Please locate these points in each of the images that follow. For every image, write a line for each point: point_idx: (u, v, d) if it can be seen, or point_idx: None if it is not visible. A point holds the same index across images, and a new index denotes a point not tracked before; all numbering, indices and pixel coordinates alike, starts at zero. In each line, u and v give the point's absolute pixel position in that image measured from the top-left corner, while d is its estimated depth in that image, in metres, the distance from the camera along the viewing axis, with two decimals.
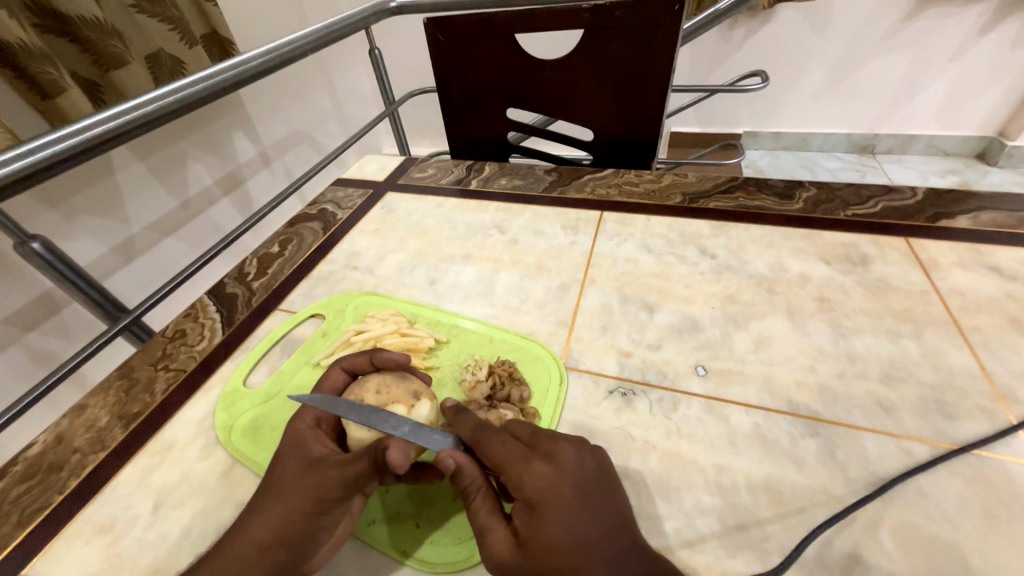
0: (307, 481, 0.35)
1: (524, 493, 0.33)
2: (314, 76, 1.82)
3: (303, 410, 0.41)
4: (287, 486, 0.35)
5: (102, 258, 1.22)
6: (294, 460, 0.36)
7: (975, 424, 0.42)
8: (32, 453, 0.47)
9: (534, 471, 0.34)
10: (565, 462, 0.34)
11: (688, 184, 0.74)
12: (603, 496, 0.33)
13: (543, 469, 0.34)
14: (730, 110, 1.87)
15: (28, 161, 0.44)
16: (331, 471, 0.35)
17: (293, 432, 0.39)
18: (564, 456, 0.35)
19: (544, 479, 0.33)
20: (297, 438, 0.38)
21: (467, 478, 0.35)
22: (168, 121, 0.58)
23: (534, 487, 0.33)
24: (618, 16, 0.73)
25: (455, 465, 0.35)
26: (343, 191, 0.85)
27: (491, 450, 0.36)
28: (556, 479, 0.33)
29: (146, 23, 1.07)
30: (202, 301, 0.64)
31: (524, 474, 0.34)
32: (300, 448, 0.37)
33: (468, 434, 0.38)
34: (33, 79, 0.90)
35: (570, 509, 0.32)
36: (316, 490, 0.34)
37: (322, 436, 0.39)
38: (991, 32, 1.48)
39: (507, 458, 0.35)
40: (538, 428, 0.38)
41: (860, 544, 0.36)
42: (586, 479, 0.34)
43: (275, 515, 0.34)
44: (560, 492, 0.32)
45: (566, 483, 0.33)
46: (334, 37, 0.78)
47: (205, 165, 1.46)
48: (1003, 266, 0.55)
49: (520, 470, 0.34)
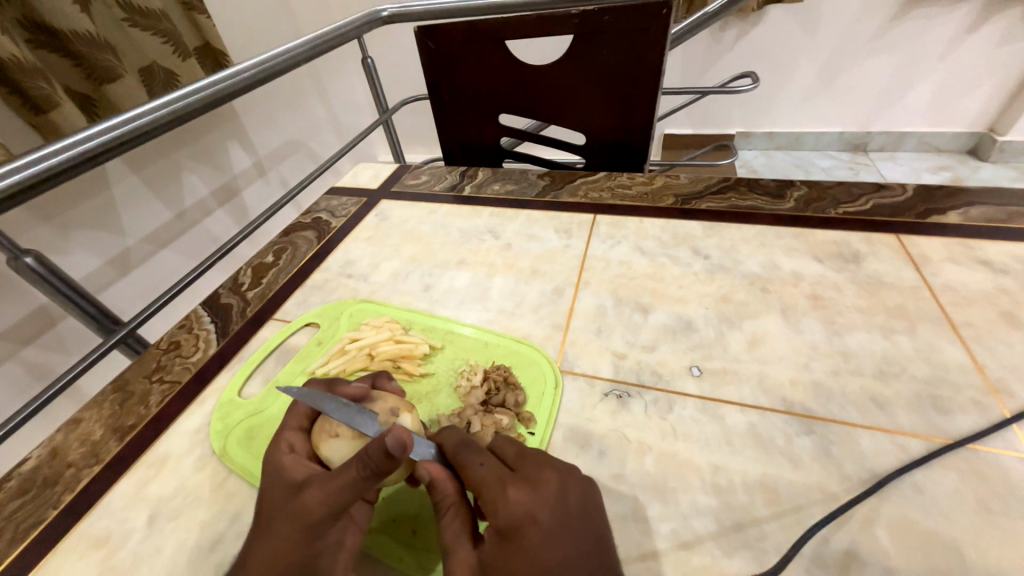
0: (292, 507, 0.34)
1: (497, 518, 0.33)
2: (308, 86, 1.83)
3: (277, 439, 0.40)
4: (276, 516, 0.34)
5: (98, 271, 1.22)
6: (278, 488, 0.36)
7: (970, 418, 0.42)
8: (26, 468, 0.47)
9: (510, 498, 0.33)
10: (546, 492, 0.33)
11: (680, 185, 0.75)
12: (580, 529, 0.32)
13: (520, 496, 0.33)
14: (723, 111, 1.88)
15: (22, 176, 0.44)
16: (314, 490, 0.34)
17: (272, 461, 0.38)
18: (546, 485, 0.34)
19: (521, 507, 0.32)
20: (275, 466, 0.38)
21: (442, 491, 0.36)
22: (164, 133, 0.58)
23: (509, 514, 0.32)
24: (608, 21, 0.73)
25: (430, 477, 0.36)
26: (338, 199, 0.85)
27: (471, 470, 0.36)
28: (532, 508, 0.32)
29: (139, 36, 1.08)
30: (196, 312, 0.64)
31: (499, 499, 0.33)
32: (281, 474, 0.37)
33: (450, 450, 0.39)
34: (26, 94, 0.90)
35: (541, 540, 0.31)
36: (303, 512, 0.33)
37: (303, 460, 0.38)
38: (979, 30, 1.49)
39: (487, 480, 0.35)
40: (526, 451, 0.37)
41: (858, 541, 0.36)
42: (563, 511, 0.33)
43: (272, 546, 0.33)
44: (534, 523, 0.32)
45: (542, 515, 0.32)
46: (326, 47, 0.79)
47: (200, 176, 1.46)
48: (994, 260, 0.56)
49: (496, 494, 0.34)
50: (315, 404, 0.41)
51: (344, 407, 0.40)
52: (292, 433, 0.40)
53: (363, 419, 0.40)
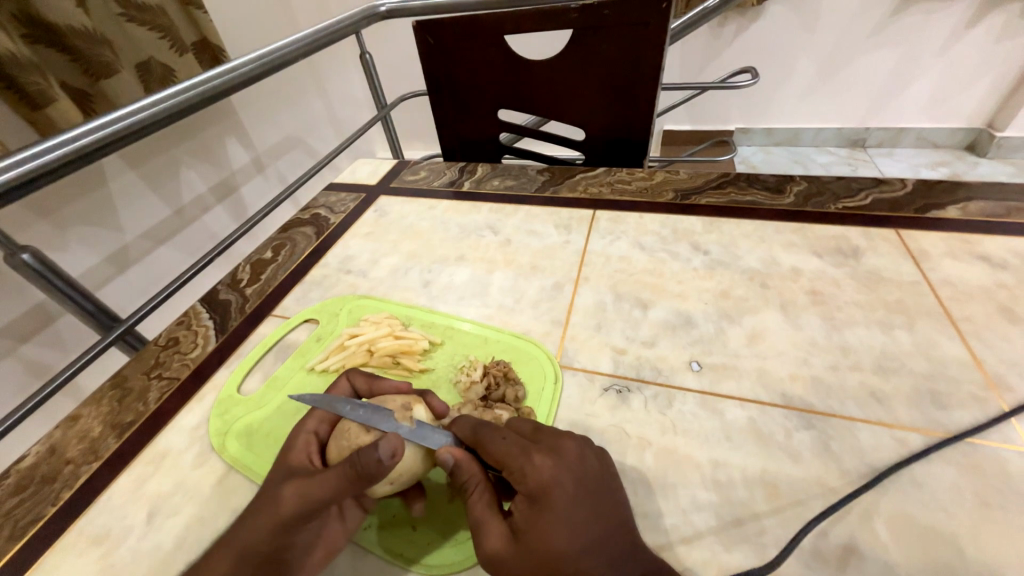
0: (273, 495, 0.34)
1: (526, 485, 0.33)
2: (306, 82, 1.82)
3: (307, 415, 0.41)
4: (257, 502, 0.35)
5: (96, 268, 1.22)
6: (274, 473, 0.37)
7: (968, 412, 0.42)
8: (25, 465, 0.47)
9: (535, 465, 0.33)
10: (567, 458, 0.34)
11: (679, 180, 0.75)
12: (601, 490, 0.34)
13: (546, 463, 0.34)
14: (723, 107, 1.87)
15: (18, 171, 0.44)
16: (294, 486, 0.34)
17: (291, 438, 0.39)
18: (566, 452, 0.35)
19: (546, 473, 0.33)
20: (288, 445, 0.39)
21: (467, 471, 0.36)
22: (163, 127, 0.58)
23: (536, 481, 0.33)
24: (607, 15, 0.73)
25: (453, 460, 0.36)
26: (336, 195, 0.85)
27: (491, 446, 0.36)
28: (558, 472, 0.33)
29: (135, 31, 1.07)
30: (195, 309, 0.64)
31: (525, 466, 0.34)
32: (284, 460, 0.38)
33: (468, 435, 0.38)
34: (22, 90, 0.89)
35: (570, 502, 0.32)
36: (278, 503, 0.34)
37: (312, 446, 0.39)
38: (978, 25, 1.49)
39: (510, 450, 0.35)
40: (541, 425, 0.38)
41: (857, 535, 0.36)
42: (586, 474, 0.34)
43: (241, 530, 0.34)
44: (562, 487, 0.33)
45: (568, 478, 0.33)
46: (323, 42, 0.78)
47: (198, 173, 1.46)
48: (993, 255, 0.56)
49: (522, 463, 0.34)
50: (329, 408, 0.40)
51: (361, 406, 0.40)
52: (319, 412, 0.41)
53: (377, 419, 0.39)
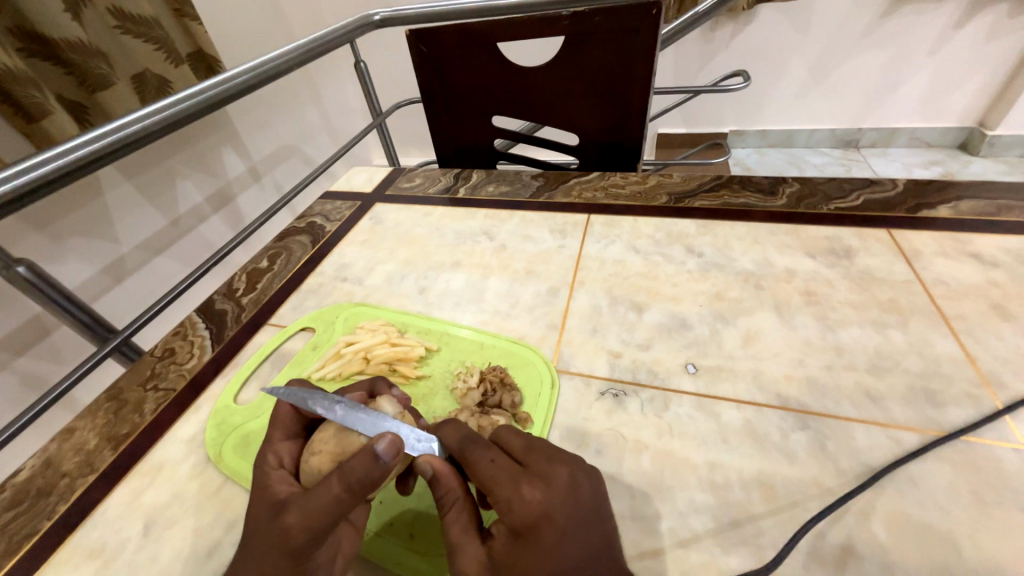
0: (272, 529, 0.32)
1: (510, 518, 0.32)
2: (302, 91, 1.83)
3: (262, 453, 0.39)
4: (258, 540, 0.33)
5: (93, 279, 1.21)
6: (259, 509, 0.35)
7: (962, 410, 0.42)
8: (20, 478, 0.47)
9: (523, 496, 0.32)
10: (557, 490, 0.33)
11: (673, 184, 0.75)
12: (588, 524, 0.32)
13: (533, 495, 0.32)
14: (716, 110, 1.89)
15: (12, 184, 0.44)
16: (292, 512, 0.32)
17: (259, 477, 0.37)
18: (557, 482, 0.33)
19: (533, 506, 0.32)
20: (261, 481, 0.37)
21: (445, 486, 0.35)
22: (158, 139, 0.58)
23: (522, 515, 0.32)
24: (598, 22, 0.74)
25: (433, 471, 0.35)
26: (332, 203, 0.85)
27: (479, 468, 0.34)
28: (545, 506, 0.32)
29: (130, 43, 1.08)
30: (191, 319, 0.64)
31: (513, 497, 0.32)
32: (263, 492, 0.36)
33: (455, 446, 0.36)
34: (18, 103, 0.90)
35: (554, 540, 0.31)
36: (282, 534, 0.32)
37: (286, 476, 0.37)
38: (967, 25, 1.51)
39: (497, 478, 0.34)
40: (533, 442, 0.37)
41: (854, 535, 0.36)
42: (577, 505, 0.33)
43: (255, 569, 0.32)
44: (551, 521, 0.31)
45: (556, 513, 0.32)
46: (317, 52, 0.78)
47: (194, 182, 1.46)
48: (984, 253, 0.56)
49: (509, 493, 0.33)
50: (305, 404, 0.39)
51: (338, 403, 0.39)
52: (278, 447, 0.39)
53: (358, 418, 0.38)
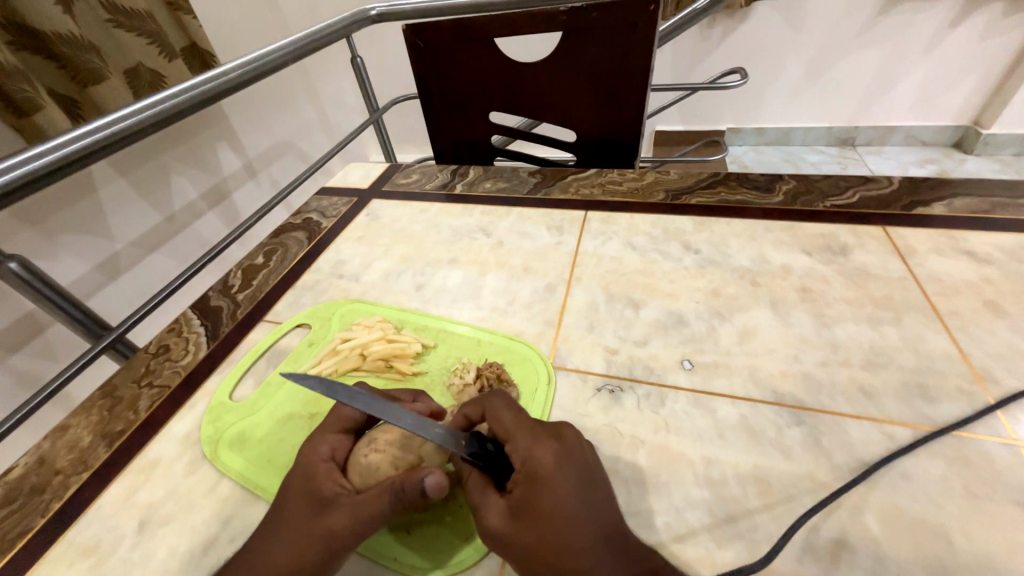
0: (318, 522, 0.35)
1: (527, 466, 0.34)
2: (298, 87, 1.82)
3: (314, 442, 0.40)
4: (299, 530, 0.35)
5: (86, 276, 1.20)
6: (304, 500, 0.36)
7: (955, 405, 0.42)
8: (13, 476, 0.46)
9: (540, 448, 0.34)
10: (569, 445, 0.35)
11: (670, 181, 0.75)
12: (597, 478, 0.35)
13: (549, 448, 0.34)
14: (713, 107, 1.89)
15: (2, 180, 0.43)
16: (342, 514, 0.35)
17: (306, 466, 0.38)
18: (569, 441, 0.35)
19: (550, 457, 0.34)
20: (307, 471, 0.38)
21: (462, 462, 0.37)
22: (151, 134, 0.57)
23: (539, 460, 0.33)
24: (595, 17, 0.74)
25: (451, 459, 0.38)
26: (328, 200, 0.85)
27: (500, 421, 0.37)
28: (560, 456, 0.34)
29: (122, 37, 1.06)
30: (186, 315, 0.63)
31: (529, 450, 0.34)
32: (309, 483, 0.37)
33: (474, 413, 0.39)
34: (8, 97, 0.88)
35: (571, 484, 0.33)
36: (327, 533, 0.34)
37: (335, 470, 0.38)
38: (962, 24, 1.51)
39: (514, 433, 0.36)
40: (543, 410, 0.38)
41: (848, 529, 0.36)
42: (589, 463, 0.35)
43: (286, 559, 0.34)
44: (562, 472, 0.33)
45: (569, 464, 0.34)
46: (312, 48, 0.78)
47: (189, 178, 1.45)
48: (977, 250, 0.56)
49: (529, 441, 0.35)
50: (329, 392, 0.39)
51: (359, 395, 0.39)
52: (331, 439, 0.40)
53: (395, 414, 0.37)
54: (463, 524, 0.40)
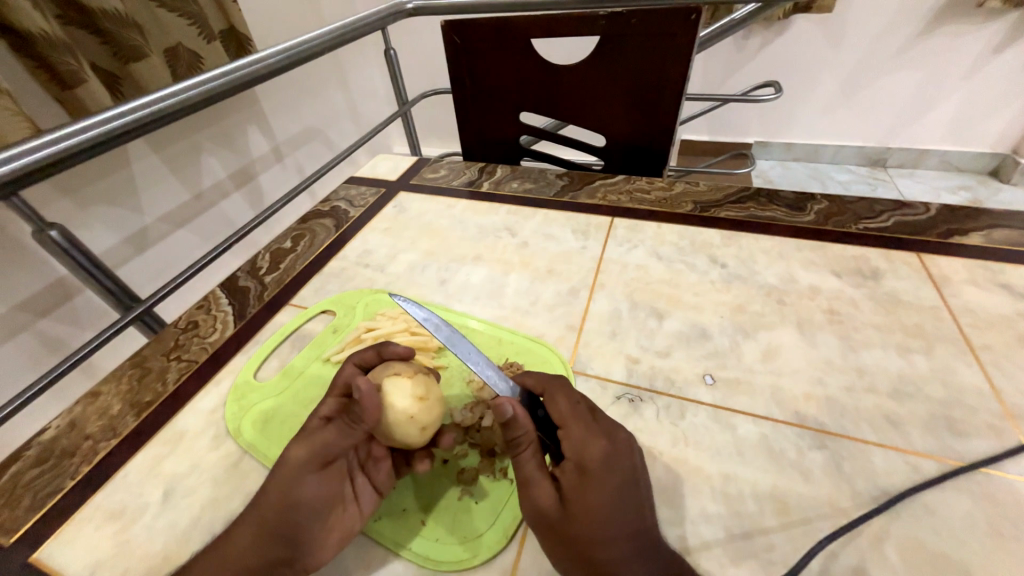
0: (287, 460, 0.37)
1: (581, 458, 0.35)
2: (329, 75, 1.84)
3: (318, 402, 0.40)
4: (276, 472, 0.37)
5: (116, 248, 1.24)
6: (288, 449, 0.38)
7: (984, 441, 0.42)
8: (46, 437, 0.48)
9: (594, 442, 0.35)
10: (620, 445, 0.36)
11: (699, 192, 0.75)
12: (641, 478, 0.35)
13: (602, 444, 0.35)
14: (742, 120, 1.86)
15: (49, 151, 0.45)
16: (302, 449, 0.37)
17: (305, 425, 0.39)
18: (619, 441, 0.36)
19: (602, 453, 0.35)
20: (302, 429, 0.39)
21: (520, 428, 0.36)
22: (191, 114, 0.59)
23: (591, 456, 0.35)
24: (633, 24, 0.73)
25: (513, 415, 0.36)
26: (356, 189, 0.86)
27: (558, 404, 0.39)
28: (611, 455, 0.35)
29: (165, 17, 1.09)
30: (215, 294, 0.65)
31: (583, 440, 0.36)
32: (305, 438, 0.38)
33: (536, 386, 0.41)
34: (53, 69, 0.91)
35: (620, 483, 0.34)
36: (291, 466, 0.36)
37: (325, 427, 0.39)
38: (1007, 49, 1.47)
39: (570, 421, 0.37)
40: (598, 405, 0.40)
41: (866, 558, 0.36)
42: (633, 465, 0.35)
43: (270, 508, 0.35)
44: (612, 471, 0.34)
45: (618, 465, 0.35)
46: (348, 38, 0.79)
47: (218, 159, 1.48)
48: (1015, 284, 0.55)
49: (583, 436, 0.36)
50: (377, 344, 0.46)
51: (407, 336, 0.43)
52: (330, 400, 0.40)
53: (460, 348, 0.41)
54: (477, 521, 0.40)
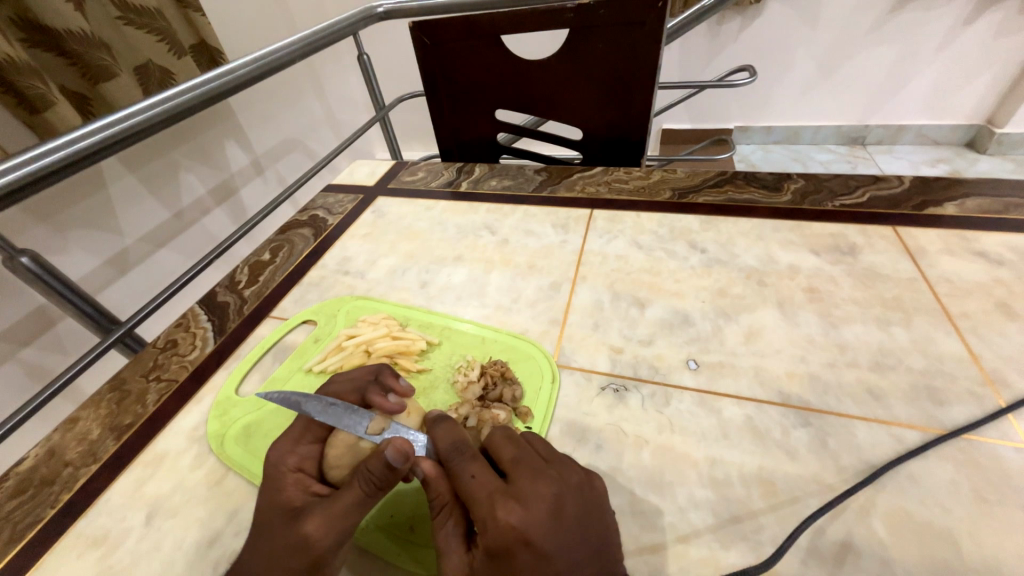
0: (290, 537, 0.34)
1: (486, 538, 0.31)
2: (305, 84, 1.83)
3: (283, 452, 0.39)
4: (273, 542, 0.34)
5: (96, 271, 1.22)
6: (277, 508, 0.36)
7: (966, 408, 0.42)
8: (24, 467, 0.47)
9: (502, 515, 0.31)
10: (537, 509, 0.32)
11: (677, 179, 0.75)
12: (573, 542, 0.31)
13: (511, 515, 0.31)
14: (721, 106, 1.87)
15: (15, 175, 0.44)
16: (318, 518, 0.34)
17: (273, 477, 0.38)
18: (538, 502, 0.32)
19: (511, 528, 0.31)
20: (274, 482, 0.37)
21: (434, 489, 0.35)
22: (161, 130, 0.57)
23: (499, 533, 0.31)
24: (602, 14, 0.73)
25: (424, 475, 0.36)
26: (334, 196, 0.85)
27: (462, 478, 0.35)
28: (523, 528, 0.31)
29: (133, 34, 1.07)
30: (194, 311, 0.64)
31: (488, 518, 0.32)
32: (278, 495, 0.36)
33: (442, 452, 0.37)
34: (22, 94, 0.90)
35: (531, 561, 0.30)
36: (304, 542, 0.33)
37: (304, 479, 0.38)
38: (976, 22, 1.49)
39: (477, 493, 0.33)
40: (522, 455, 0.36)
41: (855, 531, 0.36)
42: (560, 520, 0.32)
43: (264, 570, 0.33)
44: (527, 543, 0.30)
45: (534, 532, 0.31)
46: (320, 45, 0.78)
47: (197, 175, 1.46)
48: (990, 251, 0.56)
49: (488, 511, 0.32)
50: (297, 408, 0.40)
51: (334, 406, 0.41)
52: (302, 449, 0.39)
53: (351, 419, 0.40)
54: None
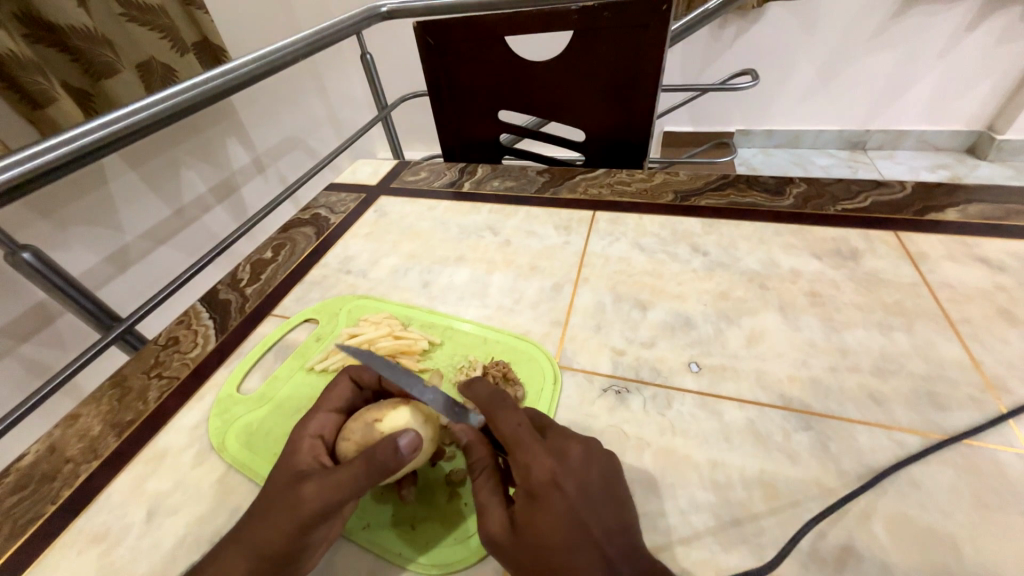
0: (290, 497, 0.34)
1: (528, 481, 0.33)
2: (308, 83, 1.83)
3: (307, 419, 0.41)
4: (272, 506, 0.35)
5: (96, 268, 1.22)
6: (284, 471, 0.37)
7: (967, 414, 0.42)
8: (25, 463, 0.47)
9: (541, 462, 0.34)
10: (571, 459, 0.34)
11: (679, 182, 0.75)
12: (605, 497, 0.33)
13: (548, 463, 0.34)
14: (723, 109, 1.87)
15: (15, 171, 0.44)
16: (314, 484, 0.34)
17: (295, 440, 0.39)
18: (572, 455, 0.35)
19: (548, 471, 0.33)
20: (294, 445, 0.39)
21: (476, 454, 0.36)
22: (162, 127, 0.57)
23: (536, 476, 0.33)
24: (607, 17, 0.73)
25: (467, 441, 0.37)
26: (336, 195, 0.85)
27: (501, 425, 0.36)
28: (559, 473, 0.33)
29: (136, 31, 1.07)
30: (195, 308, 0.64)
31: (530, 462, 0.34)
32: (291, 458, 0.38)
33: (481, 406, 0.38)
34: (23, 90, 0.90)
35: (566, 501, 0.32)
36: (298, 506, 0.34)
37: (319, 447, 0.39)
38: (978, 28, 1.49)
39: (518, 439, 0.35)
40: (552, 423, 0.38)
41: (855, 535, 0.36)
42: (591, 474, 0.34)
43: (256, 534, 0.34)
44: (563, 487, 0.33)
45: (569, 480, 0.33)
46: (323, 44, 0.78)
47: (198, 172, 1.46)
48: (992, 257, 0.56)
49: (527, 457, 0.34)
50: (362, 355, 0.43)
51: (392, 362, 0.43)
52: (320, 417, 0.41)
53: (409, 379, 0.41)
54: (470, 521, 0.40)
